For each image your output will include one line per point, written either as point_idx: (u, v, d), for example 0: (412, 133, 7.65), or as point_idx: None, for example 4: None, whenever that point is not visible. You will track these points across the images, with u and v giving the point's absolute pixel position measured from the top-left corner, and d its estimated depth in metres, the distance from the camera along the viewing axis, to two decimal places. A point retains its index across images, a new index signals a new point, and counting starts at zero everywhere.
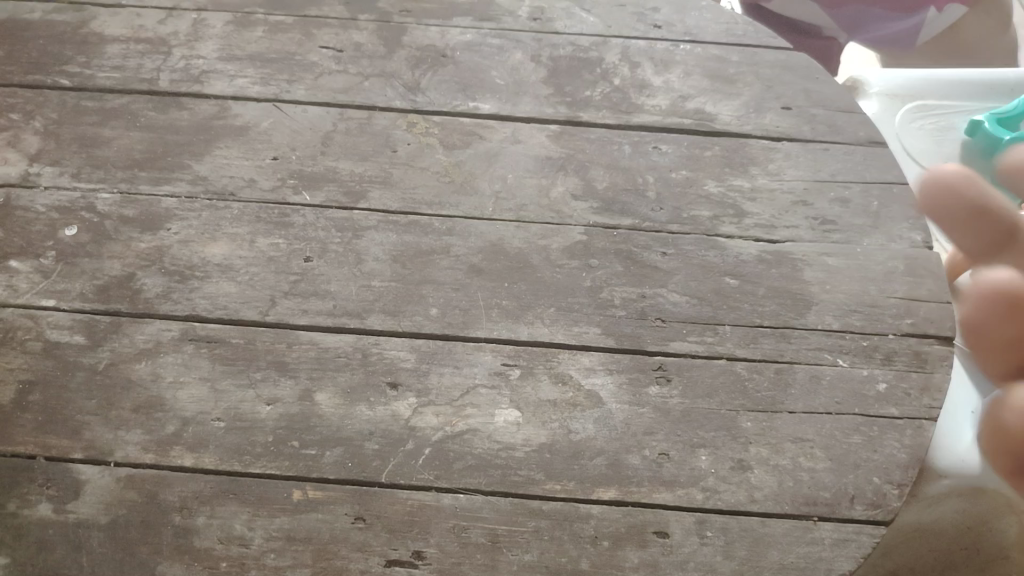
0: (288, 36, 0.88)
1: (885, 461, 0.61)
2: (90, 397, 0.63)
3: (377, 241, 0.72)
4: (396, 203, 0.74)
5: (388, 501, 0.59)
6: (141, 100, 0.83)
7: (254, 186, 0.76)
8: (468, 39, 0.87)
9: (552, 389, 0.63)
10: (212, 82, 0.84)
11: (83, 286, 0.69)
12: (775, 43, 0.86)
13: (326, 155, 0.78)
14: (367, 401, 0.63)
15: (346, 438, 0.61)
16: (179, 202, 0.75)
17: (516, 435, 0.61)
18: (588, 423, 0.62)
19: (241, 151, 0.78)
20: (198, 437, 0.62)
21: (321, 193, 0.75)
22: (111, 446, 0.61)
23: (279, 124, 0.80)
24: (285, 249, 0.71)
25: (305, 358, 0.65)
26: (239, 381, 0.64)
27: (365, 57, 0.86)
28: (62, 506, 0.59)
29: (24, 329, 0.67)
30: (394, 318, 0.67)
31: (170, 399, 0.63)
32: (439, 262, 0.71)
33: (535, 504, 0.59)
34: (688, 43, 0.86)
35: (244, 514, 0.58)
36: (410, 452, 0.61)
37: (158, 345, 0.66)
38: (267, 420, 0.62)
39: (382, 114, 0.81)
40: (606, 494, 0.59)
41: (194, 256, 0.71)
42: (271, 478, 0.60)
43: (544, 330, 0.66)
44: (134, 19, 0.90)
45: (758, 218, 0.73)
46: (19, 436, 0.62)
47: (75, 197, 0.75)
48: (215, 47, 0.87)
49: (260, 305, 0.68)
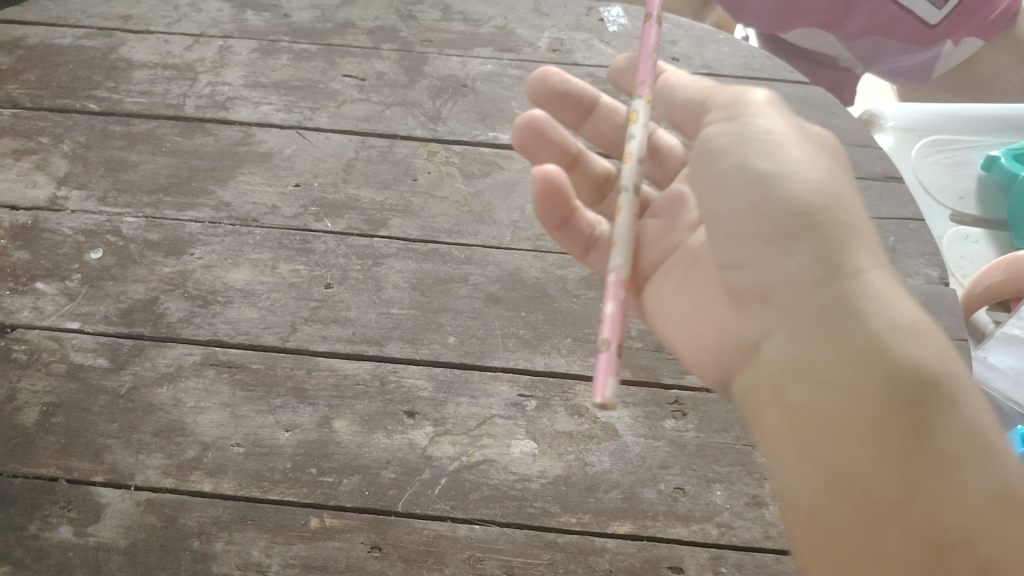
0: (311, 64, 0.89)
1: None
2: (112, 421, 0.64)
3: (396, 268, 0.73)
4: (415, 231, 0.75)
5: (404, 531, 0.59)
6: (167, 126, 0.84)
7: (277, 212, 0.77)
8: (489, 70, 0.88)
9: (569, 421, 0.64)
10: (237, 109, 0.86)
11: (107, 310, 0.71)
12: (792, 78, 0.87)
13: (347, 183, 0.79)
14: (384, 430, 0.63)
15: (363, 466, 0.62)
16: (202, 227, 0.76)
17: (532, 466, 0.62)
18: (603, 456, 0.62)
19: (264, 177, 0.80)
20: (217, 462, 0.62)
21: (342, 221, 0.76)
22: (132, 470, 0.62)
23: (302, 151, 0.82)
24: (306, 275, 0.72)
25: (323, 385, 0.66)
26: (259, 407, 0.65)
27: (386, 87, 0.87)
28: (82, 529, 0.60)
29: (49, 351, 0.68)
30: (413, 346, 0.68)
31: (191, 423, 0.64)
32: (457, 291, 0.71)
33: (551, 537, 0.59)
34: (706, 77, 0.87)
35: (262, 541, 0.59)
36: (427, 482, 0.61)
37: (180, 369, 0.67)
38: (286, 447, 0.63)
39: (404, 143, 0.82)
40: (621, 527, 0.59)
41: (216, 281, 0.72)
42: (289, 505, 0.60)
43: (560, 360, 0.67)
44: (162, 45, 0.92)
45: None
46: (43, 457, 0.63)
47: (102, 221, 0.77)
48: (240, 74, 0.89)
49: (281, 331, 0.69)
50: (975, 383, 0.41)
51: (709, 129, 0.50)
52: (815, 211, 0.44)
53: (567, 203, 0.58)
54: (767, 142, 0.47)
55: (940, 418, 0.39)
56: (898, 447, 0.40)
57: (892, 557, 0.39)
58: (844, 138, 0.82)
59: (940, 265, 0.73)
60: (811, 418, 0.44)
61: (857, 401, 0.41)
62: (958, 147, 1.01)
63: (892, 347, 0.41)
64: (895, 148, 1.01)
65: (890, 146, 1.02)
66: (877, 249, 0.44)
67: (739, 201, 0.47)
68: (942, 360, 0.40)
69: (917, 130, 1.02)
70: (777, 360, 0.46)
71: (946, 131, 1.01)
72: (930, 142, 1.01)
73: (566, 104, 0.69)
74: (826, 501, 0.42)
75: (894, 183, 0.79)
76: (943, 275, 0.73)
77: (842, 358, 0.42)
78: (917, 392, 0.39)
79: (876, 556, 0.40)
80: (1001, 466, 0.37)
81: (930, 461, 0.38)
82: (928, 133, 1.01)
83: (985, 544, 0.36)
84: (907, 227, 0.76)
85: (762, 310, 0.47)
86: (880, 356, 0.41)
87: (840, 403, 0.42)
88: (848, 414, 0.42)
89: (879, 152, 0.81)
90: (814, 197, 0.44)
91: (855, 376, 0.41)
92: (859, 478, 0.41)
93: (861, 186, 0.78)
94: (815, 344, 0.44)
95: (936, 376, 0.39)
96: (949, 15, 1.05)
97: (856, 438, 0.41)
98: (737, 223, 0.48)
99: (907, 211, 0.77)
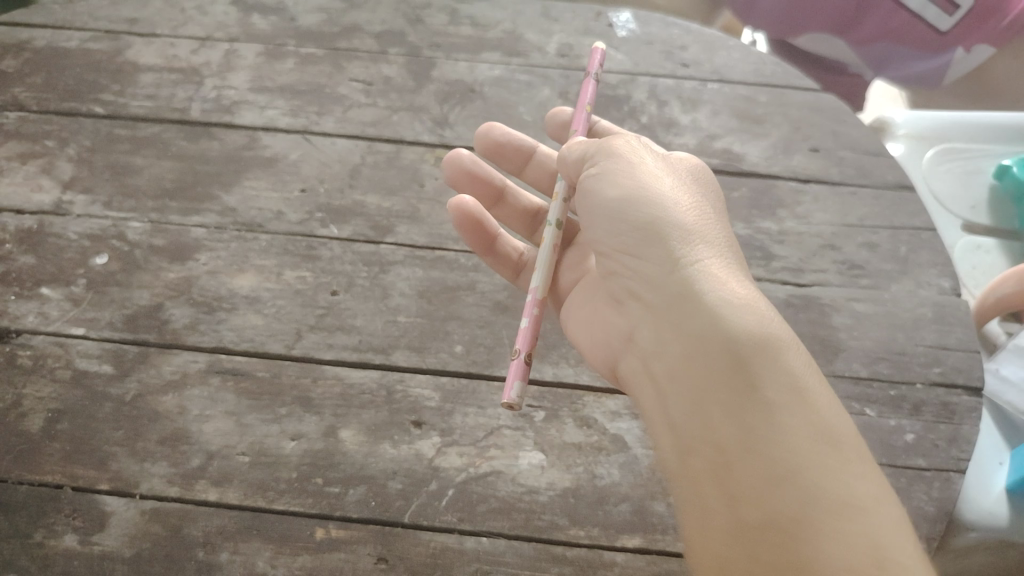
0: (318, 68, 0.89)
1: (913, 514, 0.60)
2: (117, 428, 0.64)
3: (403, 276, 0.72)
4: (423, 238, 0.75)
5: (411, 543, 0.59)
6: (173, 130, 0.84)
7: (283, 218, 0.76)
8: (496, 74, 0.88)
9: (577, 432, 0.63)
10: (243, 113, 0.85)
11: (112, 316, 0.70)
12: (802, 85, 0.86)
13: (354, 189, 0.78)
14: (391, 440, 0.63)
15: (369, 476, 0.61)
16: (208, 232, 0.75)
17: (541, 478, 0.61)
18: (612, 469, 0.62)
19: (270, 183, 0.79)
20: (222, 471, 0.62)
21: (349, 227, 0.76)
22: (137, 479, 0.61)
23: (308, 156, 0.81)
24: (312, 282, 0.72)
25: (329, 394, 0.65)
26: (265, 416, 0.64)
27: (394, 91, 0.87)
28: (87, 537, 0.59)
29: (54, 357, 0.68)
30: (420, 354, 0.67)
31: (195, 432, 0.64)
32: (464, 299, 0.71)
33: (559, 550, 0.58)
34: (716, 83, 0.87)
35: (268, 552, 0.58)
36: (434, 493, 0.60)
37: (185, 377, 0.66)
38: (292, 456, 0.62)
39: (410, 149, 0.82)
40: (631, 541, 0.59)
41: (222, 287, 0.72)
42: (295, 515, 0.60)
43: (569, 370, 0.67)
44: (168, 49, 0.91)
45: (785, 261, 0.73)
46: (47, 465, 0.62)
47: (107, 226, 0.76)
48: (247, 78, 0.88)
49: (287, 339, 0.68)
50: (822, 385, 0.47)
51: (589, 172, 0.59)
52: (659, 226, 0.54)
53: (482, 229, 0.68)
54: (619, 170, 0.57)
55: (766, 377, 0.46)
56: (736, 404, 0.46)
57: (739, 499, 0.44)
58: (855, 146, 0.81)
59: (952, 276, 0.73)
60: (669, 400, 0.51)
61: (699, 368, 0.49)
62: (970, 155, 1.00)
63: (729, 326, 0.48)
64: (905, 156, 1.00)
65: (900, 154, 1.01)
66: (726, 264, 0.52)
67: (612, 226, 0.56)
68: (767, 328, 0.48)
69: (927, 138, 1.01)
70: (649, 350, 0.54)
71: (957, 139, 1.01)
72: (941, 150, 1.00)
73: (508, 152, 0.76)
74: (681, 456, 0.49)
75: (905, 192, 0.78)
76: (956, 285, 0.72)
77: (690, 337, 0.50)
78: (747, 359, 0.47)
79: (720, 493, 0.46)
80: (811, 410, 0.45)
81: (763, 416, 0.45)
82: (939, 141, 1.01)
83: (802, 480, 0.43)
84: (920, 236, 0.75)
85: (632, 305, 0.56)
86: (721, 334, 0.48)
87: (690, 374, 0.49)
88: (691, 379, 0.49)
89: (891, 160, 0.80)
90: (665, 216, 0.54)
91: (696, 352, 0.49)
92: (691, 479, 0.48)
93: (873, 195, 0.78)
94: (674, 330, 0.51)
95: (763, 343, 0.47)
96: (960, 21, 1.04)
97: (698, 398, 0.48)
98: (614, 236, 0.56)
99: (920, 220, 0.76)
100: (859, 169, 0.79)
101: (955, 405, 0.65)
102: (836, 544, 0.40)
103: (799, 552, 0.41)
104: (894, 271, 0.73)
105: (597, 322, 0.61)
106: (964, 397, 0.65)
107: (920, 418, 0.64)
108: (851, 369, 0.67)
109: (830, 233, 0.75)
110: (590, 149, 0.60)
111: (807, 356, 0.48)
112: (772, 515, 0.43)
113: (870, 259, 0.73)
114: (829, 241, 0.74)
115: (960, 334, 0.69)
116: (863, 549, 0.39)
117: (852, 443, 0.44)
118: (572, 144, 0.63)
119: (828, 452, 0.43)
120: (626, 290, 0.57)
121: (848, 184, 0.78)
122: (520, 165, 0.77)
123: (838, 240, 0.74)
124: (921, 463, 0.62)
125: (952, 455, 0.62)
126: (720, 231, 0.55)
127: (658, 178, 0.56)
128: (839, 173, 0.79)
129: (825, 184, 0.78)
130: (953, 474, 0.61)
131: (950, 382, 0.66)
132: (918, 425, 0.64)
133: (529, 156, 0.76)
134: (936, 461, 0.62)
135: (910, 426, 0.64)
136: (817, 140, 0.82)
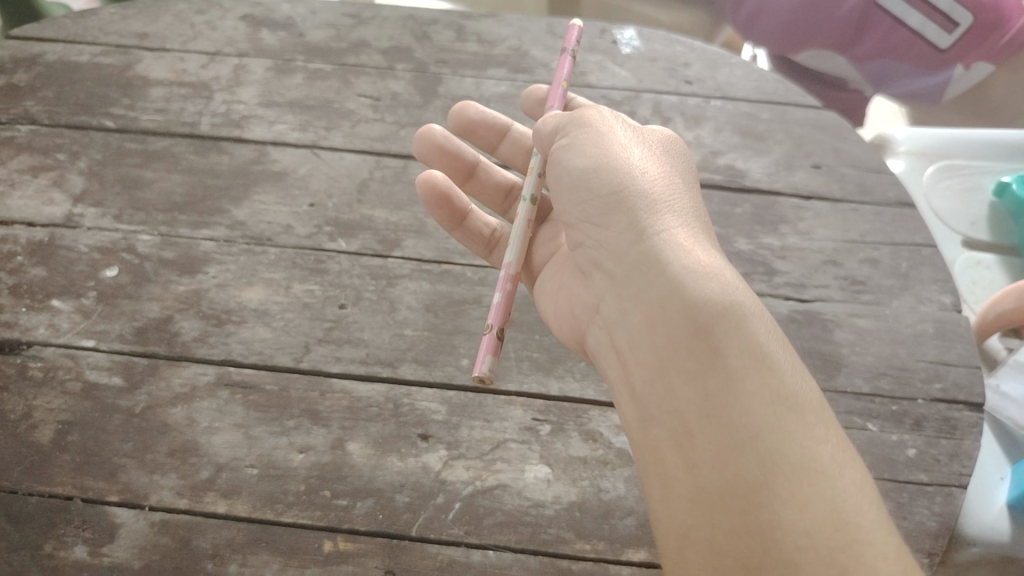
0: (326, 84, 0.90)
1: (916, 529, 0.60)
2: (127, 440, 0.64)
3: (410, 290, 0.73)
4: (430, 252, 0.76)
5: (418, 555, 0.59)
6: (182, 144, 0.85)
7: (291, 232, 0.77)
8: (502, 91, 0.89)
9: (583, 446, 0.64)
10: (252, 127, 0.86)
11: (122, 328, 0.71)
12: (804, 102, 0.87)
13: (361, 203, 0.79)
14: (398, 453, 0.63)
15: (377, 489, 0.62)
16: (217, 245, 0.76)
17: (547, 492, 0.62)
18: (618, 482, 0.62)
19: (279, 197, 0.80)
20: (231, 483, 0.62)
21: (356, 241, 0.76)
22: (146, 490, 0.62)
23: (316, 171, 0.82)
24: (320, 296, 0.73)
25: (337, 407, 0.66)
26: (273, 428, 0.65)
27: (401, 107, 0.88)
28: (97, 549, 0.60)
29: (65, 369, 0.69)
30: (427, 368, 0.68)
31: (205, 444, 0.64)
32: (470, 312, 0.71)
33: (565, 563, 0.59)
34: (719, 100, 0.88)
35: (276, 564, 0.59)
36: (441, 506, 0.61)
37: (194, 389, 0.67)
38: (300, 469, 0.63)
39: (418, 163, 0.83)
40: (636, 555, 0.59)
41: (231, 300, 0.73)
42: (303, 528, 0.60)
43: (574, 384, 0.67)
44: (178, 63, 0.92)
45: (788, 277, 0.74)
46: (57, 477, 0.63)
47: (117, 238, 0.77)
48: (256, 93, 0.89)
49: (295, 352, 0.69)
50: (782, 347, 0.47)
51: (561, 143, 0.60)
52: (627, 198, 0.55)
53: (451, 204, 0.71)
54: (589, 143, 0.58)
55: (723, 342, 0.46)
56: (696, 369, 0.46)
57: (697, 460, 0.45)
58: (857, 163, 0.82)
59: (953, 292, 0.73)
60: (633, 368, 0.51)
61: (661, 335, 0.49)
62: (970, 171, 1.01)
63: (689, 292, 0.49)
64: (906, 173, 1.02)
65: (901, 171, 1.02)
66: (690, 233, 0.53)
67: (584, 200, 0.57)
68: (729, 295, 0.48)
69: (928, 154, 1.02)
70: (615, 322, 0.54)
71: (957, 156, 1.02)
72: (941, 166, 1.01)
73: (482, 130, 0.80)
74: (645, 424, 0.49)
75: (907, 208, 0.79)
76: (957, 302, 0.73)
77: (650, 305, 0.51)
78: (704, 324, 0.47)
79: (679, 456, 0.46)
80: (770, 373, 0.45)
81: (721, 380, 0.45)
82: (940, 157, 1.02)
83: (762, 443, 0.42)
84: (921, 253, 0.76)
85: (600, 280, 0.57)
86: (680, 301, 0.49)
87: (650, 342, 0.50)
88: (651, 346, 0.50)
89: (892, 177, 0.81)
90: (632, 187, 0.55)
91: (655, 321, 0.50)
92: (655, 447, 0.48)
93: (874, 211, 0.78)
94: (637, 301, 0.52)
95: (721, 309, 0.47)
96: (960, 38, 1.05)
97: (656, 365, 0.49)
98: (584, 210, 0.57)
99: (921, 237, 0.77)
100: (860, 186, 0.80)
101: (957, 421, 0.66)
102: (796, 508, 0.40)
103: (755, 515, 0.41)
104: (896, 287, 0.74)
105: (571, 296, 0.62)
106: (965, 413, 0.66)
107: (922, 434, 0.65)
108: (854, 384, 0.67)
109: (832, 249, 0.76)
110: (562, 122, 0.61)
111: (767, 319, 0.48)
112: (729, 477, 0.43)
113: (872, 275, 0.74)
114: (831, 257, 0.75)
115: (961, 350, 0.69)
116: (820, 514, 0.40)
117: (814, 405, 0.44)
118: (546, 117, 0.64)
119: (784, 414, 0.43)
120: (595, 262, 0.57)
121: (850, 200, 0.79)
122: (495, 141, 0.80)
123: (841, 256, 0.75)
124: (923, 479, 0.63)
125: (954, 471, 0.63)
126: (686, 202, 0.56)
127: (626, 148, 0.57)
128: (841, 190, 0.80)
129: (827, 200, 0.79)
130: (955, 489, 0.62)
131: (951, 398, 0.67)
132: (921, 441, 0.64)
133: (502, 133, 0.79)
134: (938, 476, 0.63)
135: (912, 441, 0.64)
136: (819, 157, 0.83)
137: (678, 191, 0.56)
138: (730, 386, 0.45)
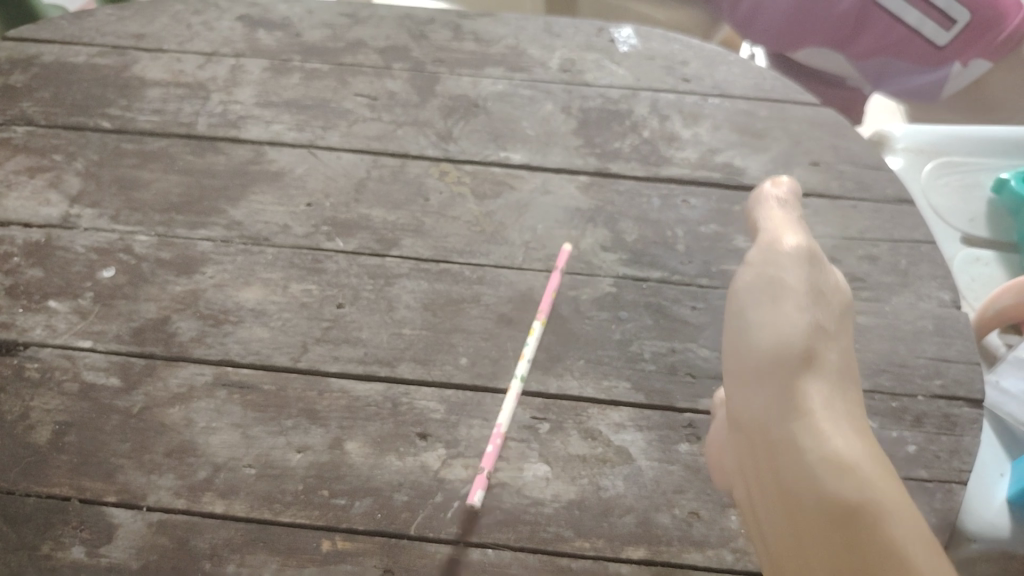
0: (323, 83, 0.90)
1: None
2: (124, 440, 0.64)
3: (408, 288, 0.73)
4: (428, 251, 0.75)
5: (416, 554, 0.59)
6: (179, 144, 0.85)
7: (288, 232, 0.77)
8: (500, 90, 0.89)
9: (582, 444, 0.64)
10: (249, 127, 0.86)
11: (119, 328, 0.71)
12: (802, 99, 0.87)
13: (359, 203, 0.79)
14: (396, 452, 0.63)
15: (375, 488, 0.62)
16: (214, 245, 0.76)
17: (546, 490, 0.61)
18: (617, 480, 0.62)
19: (276, 197, 0.80)
20: (229, 483, 0.62)
21: (354, 240, 0.76)
22: (144, 491, 0.62)
23: (314, 170, 0.82)
24: (318, 295, 0.72)
25: (335, 406, 0.66)
26: (271, 428, 0.64)
27: (398, 106, 0.88)
28: (94, 549, 0.59)
29: (61, 369, 0.68)
30: (425, 367, 0.68)
31: (202, 444, 0.64)
32: (469, 311, 0.71)
33: (565, 562, 0.59)
34: (716, 97, 0.88)
35: (274, 564, 0.59)
36: (439, 505, 0.61)
37: (191, 389, 0.67)
38: (298, 469, 0.63)
39: (415, 162, 0.82)
40: (636, 553, 0.59)
41: (229, 300, 0.72)
42: (301, 527, 0.60)
43: (573, 383, 0.67)
44: (175, 64, 0.92)
45: None
46: (54, 477, 0.63)
47: (114, 239, 0.77)
48: (253, 93, 0.89)
49: (293, 351, 0.69)
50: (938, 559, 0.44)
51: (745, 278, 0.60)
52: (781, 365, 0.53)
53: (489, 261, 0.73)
54: (770, 289, 0.57)
55: (869, 537, 0.45)
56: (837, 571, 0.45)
57: None
58: (855, 160, 0.82)
59: (952, 288, 0.73)
60: (771, 551, 0.50)
61: (801, 528, 0.48)
62: (968, 168, 1.01)
63: (830, 487, 0.47)
64: (904, 170, 1.02)
65: (899, 168, 1.02)
66: (840, 425, 0.50)
67: (752, 356, 0.55)
68: (870, 498, 0.46)
69: (926, 151, 1.02)
70: (752, 497, 0.53)
71: (955, 153, 1.02)
72: (939, 163, 1.01)
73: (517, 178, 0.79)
74: None
75: (905, 205, 0.79)
76: (956, 297, 0.73)
77: (786, 494, 0.49)
78: (847, 521, 0.46)
79: None
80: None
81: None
82: (938, 154, 1.02)
83: None
84: (919, 249, 0.76)
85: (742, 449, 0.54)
86: (819, 500, 0.47)
87: (793, 531, 0.48)
88: (771, 490, 0.50)
89: (890, 174, 0.81)
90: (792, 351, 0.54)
91: (792, 513, 0.48)
92: None
93: (872, 208, 0.78)
94: (772, 485, 0.50)
95: (862, 503, 0.46)
96: (957, 37, 1.06)
97: (793, 518, 0.48)
98: (739, 367, 0.56)
99: (920, 233, 0.77)
100: (858, 182, 0.80)
101: (957, 417, 0.65)
102: None
103: None
104: (895, 284, 0.73)
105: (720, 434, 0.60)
106: (966, 409, 0.66)
107: (922, 430, 0.65)
108: None
109: (831, 245, 0.76)
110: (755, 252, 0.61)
111: (879, 453, 0.50)
112: None
113: (870, 272, 0.74)
114: (830, 254, 0.75)
115: (960, 346, 0.69)
116: None
117: None
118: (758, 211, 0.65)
119: None
120: (740, 427, 0.55)
121: (848, 197, 0.79)
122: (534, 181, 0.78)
123: (839, 253, 0.75)
124: (924, 475, 0.62)
125: (954, 467, 0.63)
126: (838, 381, 0.53)
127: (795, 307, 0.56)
128: (839, 186, 0.80)
129: (825, 197, 0.79)
130: (956, 485, 0.62)
131: (951, 394, 0.66)
132: (921, 437, 0.64)
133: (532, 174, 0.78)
134: (939, 473, 0.62)
135: (913, 438, 0.64)
136: (817, 154, 0.82)
137: (833, 354, 0.55)
138: (855, 526, 0.46)
